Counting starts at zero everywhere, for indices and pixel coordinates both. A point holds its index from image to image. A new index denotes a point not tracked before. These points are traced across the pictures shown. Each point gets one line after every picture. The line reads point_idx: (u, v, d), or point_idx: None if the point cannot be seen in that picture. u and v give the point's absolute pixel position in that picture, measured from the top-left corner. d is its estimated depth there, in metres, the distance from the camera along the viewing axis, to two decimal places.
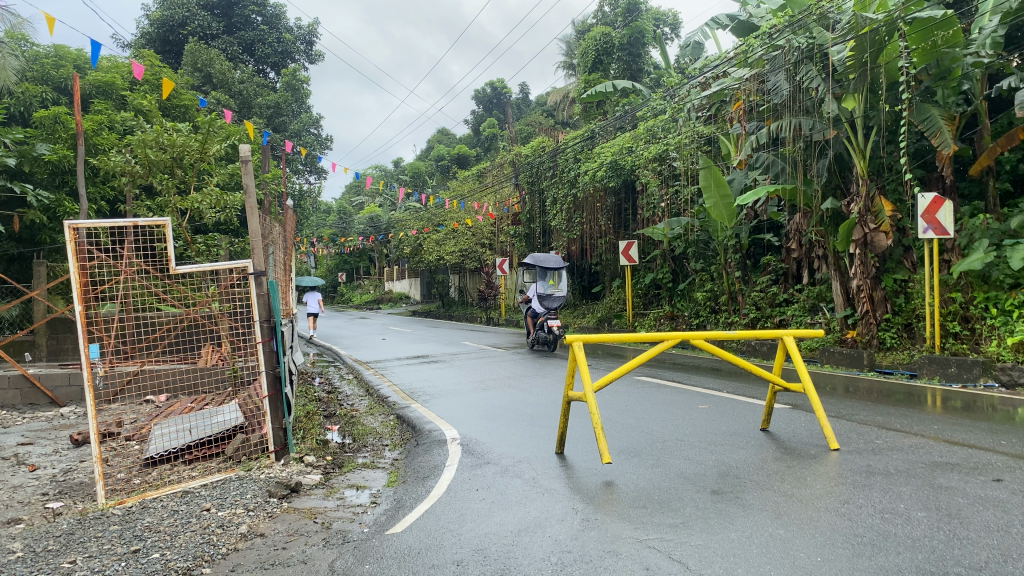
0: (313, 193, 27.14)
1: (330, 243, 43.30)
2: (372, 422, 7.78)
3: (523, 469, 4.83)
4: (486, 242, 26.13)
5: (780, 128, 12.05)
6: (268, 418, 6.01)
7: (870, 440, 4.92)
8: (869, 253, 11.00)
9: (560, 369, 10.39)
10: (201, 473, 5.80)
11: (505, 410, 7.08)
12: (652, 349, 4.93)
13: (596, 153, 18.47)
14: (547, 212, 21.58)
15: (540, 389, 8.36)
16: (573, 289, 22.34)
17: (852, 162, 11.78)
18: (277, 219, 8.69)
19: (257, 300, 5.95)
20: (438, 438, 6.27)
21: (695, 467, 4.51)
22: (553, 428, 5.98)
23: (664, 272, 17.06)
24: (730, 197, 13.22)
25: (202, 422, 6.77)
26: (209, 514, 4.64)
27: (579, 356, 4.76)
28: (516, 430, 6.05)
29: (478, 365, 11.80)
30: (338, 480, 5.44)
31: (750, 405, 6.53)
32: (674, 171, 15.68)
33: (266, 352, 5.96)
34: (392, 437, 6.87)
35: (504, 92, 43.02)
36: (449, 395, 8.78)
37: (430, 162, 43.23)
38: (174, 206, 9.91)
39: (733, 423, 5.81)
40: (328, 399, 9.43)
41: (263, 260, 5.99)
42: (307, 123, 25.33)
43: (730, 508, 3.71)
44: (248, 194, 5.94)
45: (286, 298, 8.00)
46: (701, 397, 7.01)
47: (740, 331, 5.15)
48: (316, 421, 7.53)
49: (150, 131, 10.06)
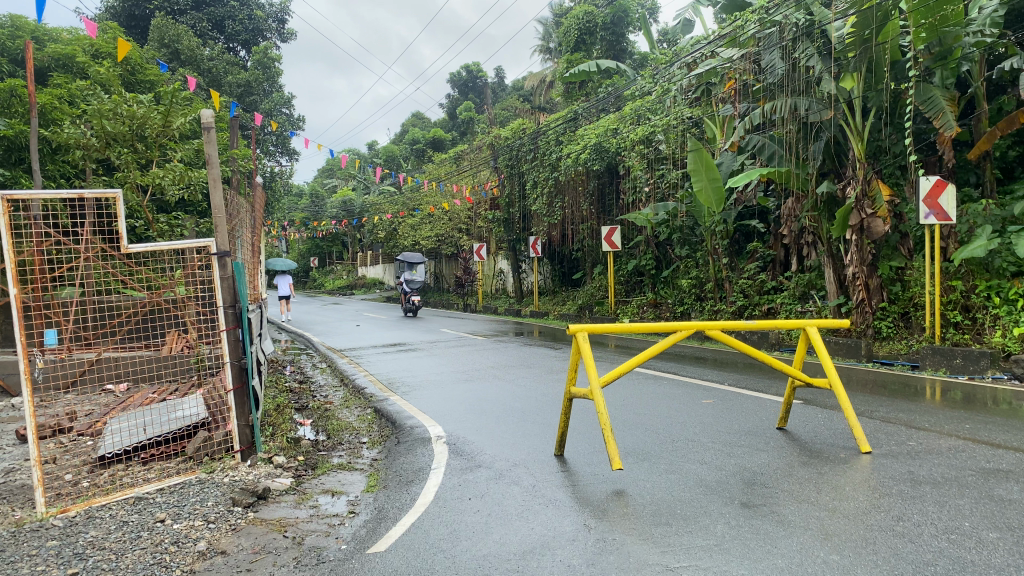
0: (286, 175, 26.36)
1: (302, 227, 42.37)
2: (348, 415, 7.22)
3: (519, 475, 4.30)
4: (463, 227, 25.55)
5: (774, 109, 11.59)
6: (233, 414, 5.44)
7: (902, 441, 4.47)
8: (866, 239, 10.60)
9: (545, 358, 9.89)
10: (157, 475, 5.21)
11: (492, 404, 6.56)
12: (666, 341, 4.42)
13: (579, 135, 17.95)
14: (527, 196, 21.03)
15: (527, 380, 7.85)
16: (553, 275, 21.85)
17: (847, 145, 11.37)
18: (244, 197, 8.06)
19: (221, 283, 5.35)
20: (422, 436, 5.73)
21: (715, 473, 4.02)
22: (548, 425, 5.46)
23: (648, 259, 16.59)
24: (719, 180, 12.77)
25: (161, 417, 6.17)
26: (163, 528, 4.06)
27: (584, 347, 4.25)
28: (507, 427, 5.53)
29: (458, 354, 11.25)
30: (311, 485, 4.89)
31: (757, 400, 6.08)
32: (661, 155, 15.18)
33: (230, 341, 5.38)
34: (369, 434, 6.31)
35: (481, 76, 42.34)
36: (430, 386, 8.24)
37: (404, 146, 42.43)
38: (134, 182, 9.23)
39: (744, 420, 5.33)
40: (300, 391, 8.84)
41: (228, 240, 5.40)
42: (279, 103, 24.51)
43: (768, 526, 3.21)
44: (211, 166, 5.33)
45: (254, 281, 7.41)
46: (703, 391, 6.55)
47: (759, 320, 4.66)
48: (285, 415, 6.94)
49: (108, 102, 9.37)
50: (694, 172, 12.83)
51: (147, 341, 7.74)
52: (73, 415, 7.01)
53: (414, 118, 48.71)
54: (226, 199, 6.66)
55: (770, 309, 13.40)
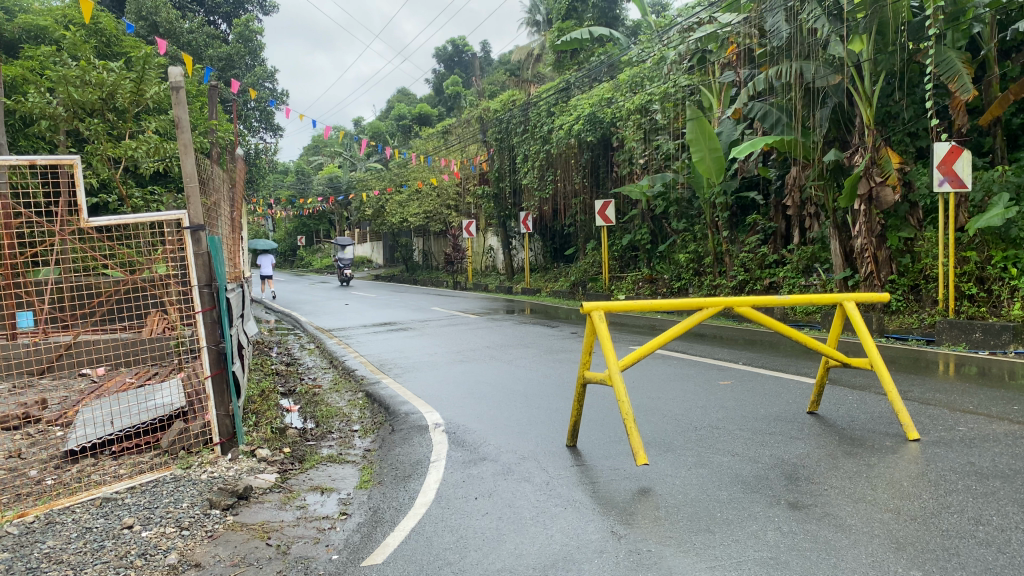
0: (269, 152, 25.70)
1: (286, 205, 41.66)
2: (337, 401, 6.76)
3: (530, 470, 3.85)
4: (451, 203, 25.05)
5: (779, 74, 11.10)
6: (212, 404, 4.94)
7: (952, 427, 4.05)
8: (875, 209, 10.18)
9: (543, 337, 9.46)
10: (128, 472, 4.73)
11: (492, 387, 6.11)
12: (692, 319, 3.97)
13: (572, 106, 17.43)
14: (517, 170, 20.52)
15: (528, 361, 7.41)
16: (545, 251, 21.39)
17: (855, 111, 10.90)
18: (222, 169, 7.54)
19: (194, 259, 4.85)
20: (418, 424, 5.27)
21: (752, 467, 3.58)
22: (556, 411, 5.01)
23: (643, 233, 16.13)
24: (719, 150, 12.32)
25: (136, 406, 5.68)
26: (130, 536, 3.59)
27: (600, 327, 3.81)
28: (512, 414, 5.08)
29: (451, 334, 10.80)
30: (298, 482, 4.42)
31: (778, 380, 5.66)
32: (658, 125, 14.69)
33: (206, 323, 4.89)
34: (361, 421, 5.85)
35: (466, 49, 41.61)
36: (423, 368, 7.78)
37: (389, 120, 41.68)
38: (105, 155, 8.71)
39: (770, 404, 4.90)
40: (287, 373, 8.38)
41: (202, 213, 4.89)
42: (261, 76, 23.80)
43: (828, 534, 2.77)
44: (182, 129, 4.81)
45: (234, 260, 6.90)
46: (719, 371, 6.14)
47: (792, 295, 4.23)
48: (270, 401, 6.48)
49: (74, 67, 8.81)
50: (694, 142, 12.37)
51: (125, 324, 7.22)
52: (43, 403, 6.50)
53: (399, 94, 47.86)
54: (200, 169, 6.14)
55: (771, 283, 13.00)
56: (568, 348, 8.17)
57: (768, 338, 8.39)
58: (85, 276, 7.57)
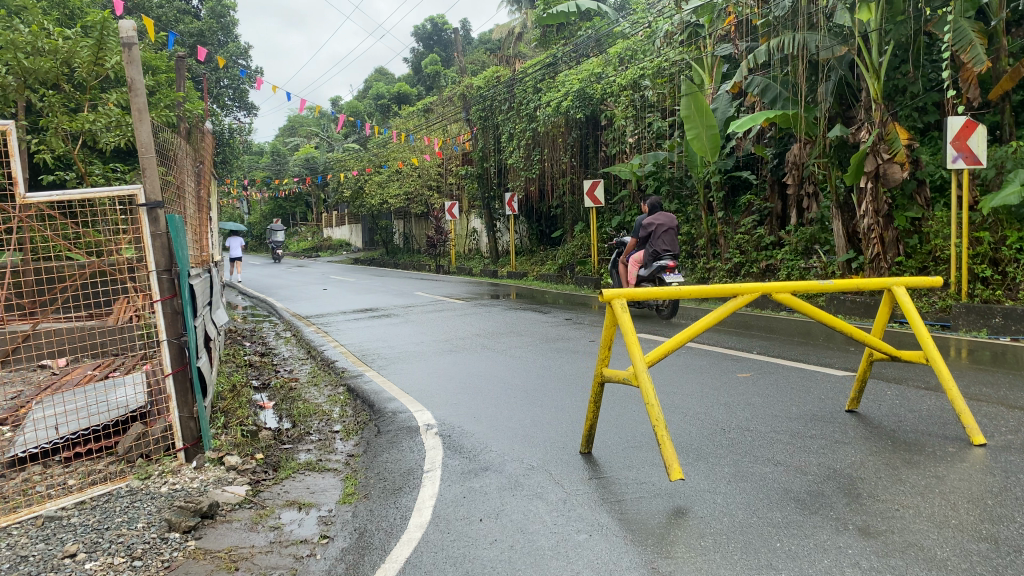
0: (244, 131, 24.95)
1: (263, 187, 40.82)
2: (316, 396, 6.20)
3: (542, 484, 3.32)
4: (433, 184, 24.43)
5: (779, 47, 10.58)
6: (174, 404, 4.34)
7: (1018, 431, 3.56)
8: (881, 187, 9.75)
9: (536, 324, 8.94)
10: (78, 484, 4.14)
11: (488, 381, 5.59)
12: (725, 307, 3.47)
13: (559, 82, 16.85)
14: (502, 150, 19.94)
15: (523, 352, 6.87)
16: (530, 234, 20.85)
17: (859, 85, 10.41)
18: (188, 144, 6.91)
19: (152, 242, 4.26)
20: (408, 425, 4.72)
21: (804, 482, 3.08)
22: (563, 410, 4.49)
23: (633, 215, 15.60)
24: (714, 127, 11.86)
25: (92, 406, 5.07)
26: (70, 569, 3.02)
27: (622, 318, 3.30)
28: (513, 412, 4.56)
29: (437, 320, 10.24)
30: (271, 497, 3.85)
31: (801, 372, 5.18)
32: (649, 101, 14.14)
33: (167, 314, 4.30)
34: (343, 421, 5.29)
35: (445, 29, 40.72)
36: (410, 359, 7.23)
37: (368, 101, 40.80)
38: (60, 129, 8.07)
39: (801, 400, 4.41)
40: (262, 365, 7.80)
41: (161, 187, 4.29)
42: (234, 53, 23.04)
43: (921, 573, 2.27)
44: (135, 91, 4.19)
45: (201, 243, 6.30)
46: (734, 362, 5.65)
47: (835, 280, 3.75)
48: (242, 398, 5.91)
49: (24, 33, 8.12)
50: (688, 119, 11.90)
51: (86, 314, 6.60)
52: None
53: (377, 74, 46.89)
54: (164, 143, 5.54)
55: (767, 266, 12.52)
56: (566, 336, 7.65)
57: (776, 325, 7.92)
58: (43, 261, 6.96)
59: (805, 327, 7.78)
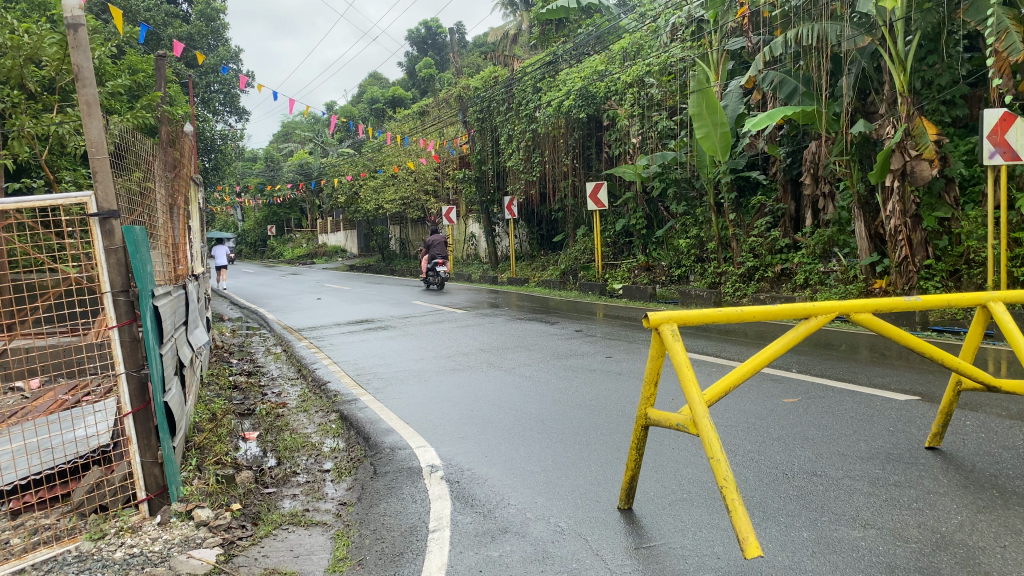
0: (235, 136, 24.37)
1: (257, 193, 40.25)
2: (306, 425, 5.58)
3: (579, 555, 2.69)
4: (430, 188, 23.86)
5: (797, 40, 9.99)
6: (133, 449, 3.69)
7: None
8: (909, 185, 9.17)
9: (544, 337, 8.34)
10: (20, 545, 3.44)
11: (498, 408, 4.98)
12: (794, 333, 2.89)
13: (560, 80, 16.26)
14: (500, 152, 19.35)
15: (533, 371, 6.24)
16: (530, 239, 20.30)
17: (882, 79, 9.87)
18: (166, 147, 6.28)
19: (108, 260, 3.62)
20: (408, 466, 4.09)
21: (907, 554, 2.46)
22: (590, 448, 3.87)
23: (638, 218, 14.97)
24: (726, 125, 11.29)
25: (43, 445, 4.40)
26: None
27: (674, 347, 2.68)
28: (531, 451, 3.94)
29: (436, 332, 9.64)
30: (246, 564, 3.19)
31: (854, 395, 4.60)
32: (654, 100, 13.55)
33: (125, 343, 3.66)
34: (335, 458, 4.67)
35: (440, 32, 40.12)
36: (409, 379, 6.62)
37: (362, 104, 40.18)
38: (28, 132, 7.45)
39: (864, 433, 3.81)
40: (248, 387, 7.14)
41: (115, 194, 3.66)
42: (224, 58, 22.47)
43: None
44: (83, 82, 3.56)
45: (175, 258, 5.67)
46: (777, 384, 5.03)
47: (920, 297, 3.21)
48: (221, 430, 5.27)
49: None
50: (697, 117, 11.36)
51: (61, 335, 5.93)
52: None
53: (371, 78, 46.20)
54: (141, 149, 4.97)
55: (782, 270, 11.91)
56: (578, 350, 7.05)
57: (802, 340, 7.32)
58: (18, 276, 6.30)
59: (833, 340, 7.19)
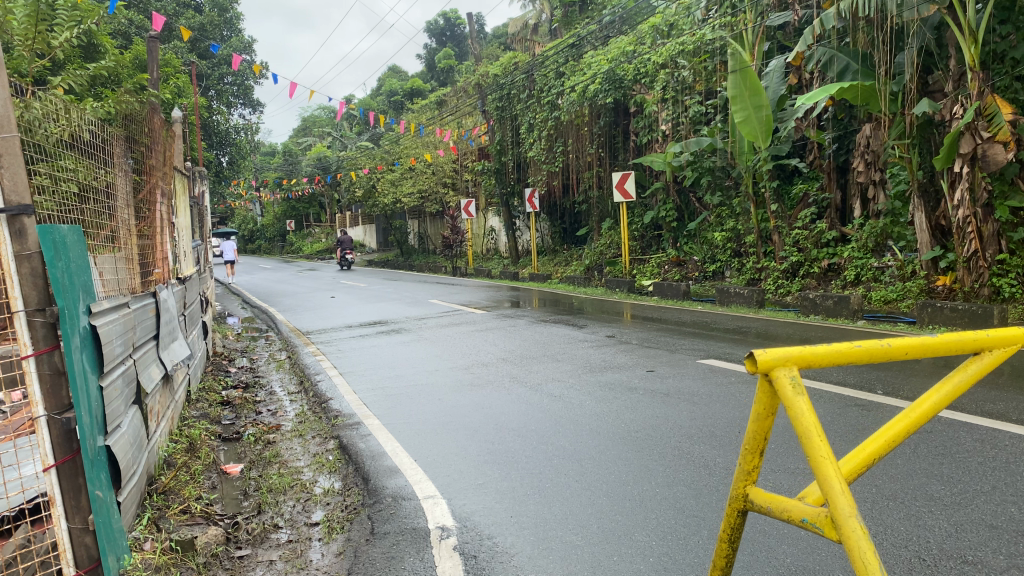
0: (250, 129, 23.71)
1: (275, 188, 39.64)
2: (300, 457, 4.76)
3: None
4: (448, 181, 23.08)
5: (851, 13, 9.02)
6: (58, 510, 2.81)
7: None
8: (979, 171, 8.20)
9: (575, 344, 7.46)
10: None
11: (524, 443, 4.11)
12: (961, 377, 2.07)
13: (586, 64, 15.35)
14: (521, 142, 18.51)
15: (564, 389, 5.36)
16: (553, 232, 19.45)
17: (946, 54, 8.92)
18: (144, 133, 5.45)
19: (17, 270, 2.76)
20: (412, 526, 3.21)
21: None
22: (650, 511, 3.00)
23: (668, 209, 14.03)
24: (766, 109, 10.29)
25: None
26: None
27: (796, 404, 1.83)
28: (572, 513, 3.07)
29: (455, 336, 8.80)
30: None
31: (971, 429, 3.68)
32: (687, 83, 12.59)
33: (44, 377, 2.82)
34: (327, 506, 3.81)
35: (459, 24, 39.32)
36: (421, 396, 5.79)
37: (381, 97, 39.39)
38: None
39: (1009, 490, 2.91)
40: (241, 404, 6.34)
41: (30, 185, 2.82)
42: (236, 48, 21.83)
43: None
44: None
45: (144, 260, 4.86)
46: (867, 415, 4.14)
47: None
48: (197, 466, 4.45)
49: None
50: (736, 99, 10.38)
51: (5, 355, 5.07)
52: None
53: (388, 70, 45.42)
54: (103, 134, 4.13)
55: (829, 265, 11.02)
56: (615, 362, 6.17)
57: None
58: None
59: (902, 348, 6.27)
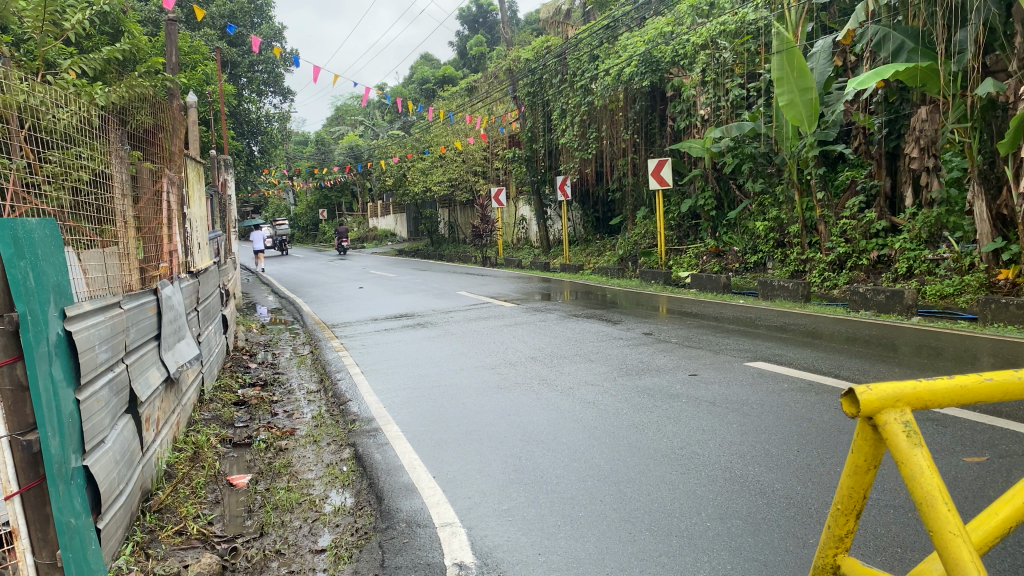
0: (281, 118, 23.51)
1: (307, 177, 39.51)
2: (312, 466, 4.40)
3: None
4: (479, 169, 22.65)
5: None
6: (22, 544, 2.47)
7: None
8: None
9: (609, 341, 7.01)
10: None
11: (554, 459, 3.69)
12: None
13: (622, 46, 14.80)
14: (553, 128, 18.03)
15: (598, 395, 4.92)
16: (585, 221, 18.97)
17: (1012, 30, 8.27)
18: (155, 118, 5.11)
19: None
20: (427, 561, 2.81)
21: None
22: (703, 553, 2.58)
23: (706, 198, 13.44)
24: (813, 91, 9.70)
25: None
26: None
27: (914, 460, 1.54)
28: (609, 552, 2.65)
29: (483, 332, 8.39)
30: None
31: None
32: (728, 65, 12.00)
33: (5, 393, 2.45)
34: (335, 529, 3.42)
35: (491, 11, 38.78)
36: (443, 399, 5.38)
37: (413, 85, 39.03)
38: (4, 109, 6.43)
39: None
40: (257, 405, 6.02)
41: None
42: (267, 35, 21.60)
43: None
44: None
45: (145, 256, 4.51)
46: (944, 432, 3.65)
47: None
48: (202, 478, 4.09)
49: None
50: (780, 81, 9.81)
51: None
52: None
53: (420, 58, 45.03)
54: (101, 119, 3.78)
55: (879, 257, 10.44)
56: (653, 363, 5.72)
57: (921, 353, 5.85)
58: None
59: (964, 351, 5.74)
